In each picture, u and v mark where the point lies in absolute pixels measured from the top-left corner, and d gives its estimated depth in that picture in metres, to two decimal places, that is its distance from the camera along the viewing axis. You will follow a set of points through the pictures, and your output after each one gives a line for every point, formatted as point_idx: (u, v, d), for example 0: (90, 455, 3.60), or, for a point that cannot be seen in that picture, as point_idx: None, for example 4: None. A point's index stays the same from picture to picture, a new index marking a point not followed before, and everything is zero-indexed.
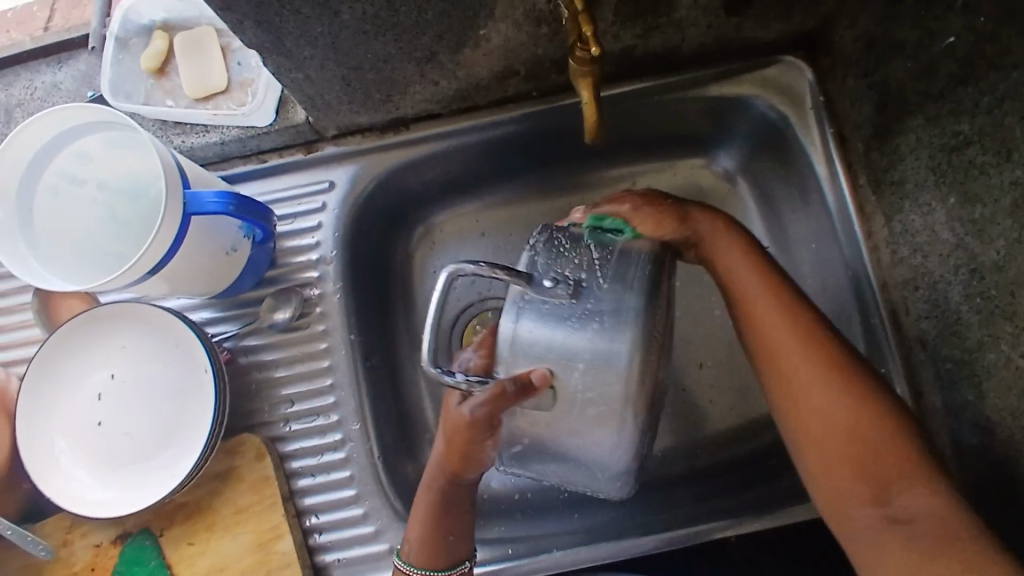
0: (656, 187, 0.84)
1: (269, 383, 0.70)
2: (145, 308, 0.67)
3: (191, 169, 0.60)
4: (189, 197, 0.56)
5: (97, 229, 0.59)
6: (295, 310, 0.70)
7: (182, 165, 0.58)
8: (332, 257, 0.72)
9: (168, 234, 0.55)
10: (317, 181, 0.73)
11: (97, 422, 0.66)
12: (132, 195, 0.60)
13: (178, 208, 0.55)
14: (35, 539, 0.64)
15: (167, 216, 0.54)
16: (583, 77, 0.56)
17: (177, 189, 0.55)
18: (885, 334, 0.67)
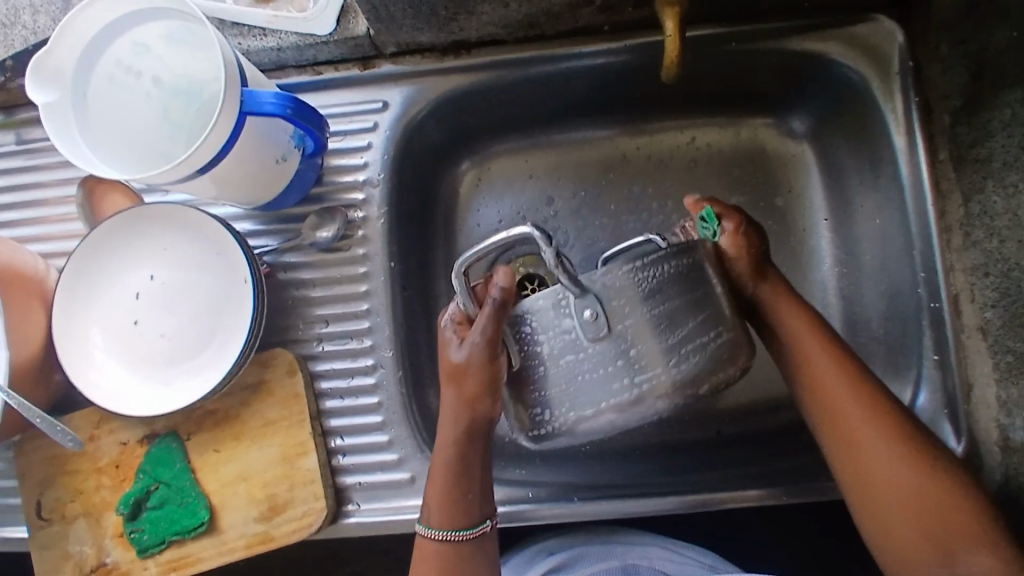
0: (717, 144, 0.81)
1: (304, 302, 0.69)
2: (190, 212, 0.66)
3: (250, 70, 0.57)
4: (246, 95, 0.54)
5: (153, 127, 0.59)
6: (336, 231, 0.69)
7: (243, 65, 0.55)
8: (379, 181, 0.70)
9: (221, 131, 0.53)
10: (371, 100, 0.70)
11: (133, 320, 0.66)
12: (190, 95, 0.59)
13: (234, 104, 0.53)
14: (63, 429, 0.63)
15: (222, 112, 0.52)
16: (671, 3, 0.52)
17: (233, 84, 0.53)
18: (944, 320, 0.65)
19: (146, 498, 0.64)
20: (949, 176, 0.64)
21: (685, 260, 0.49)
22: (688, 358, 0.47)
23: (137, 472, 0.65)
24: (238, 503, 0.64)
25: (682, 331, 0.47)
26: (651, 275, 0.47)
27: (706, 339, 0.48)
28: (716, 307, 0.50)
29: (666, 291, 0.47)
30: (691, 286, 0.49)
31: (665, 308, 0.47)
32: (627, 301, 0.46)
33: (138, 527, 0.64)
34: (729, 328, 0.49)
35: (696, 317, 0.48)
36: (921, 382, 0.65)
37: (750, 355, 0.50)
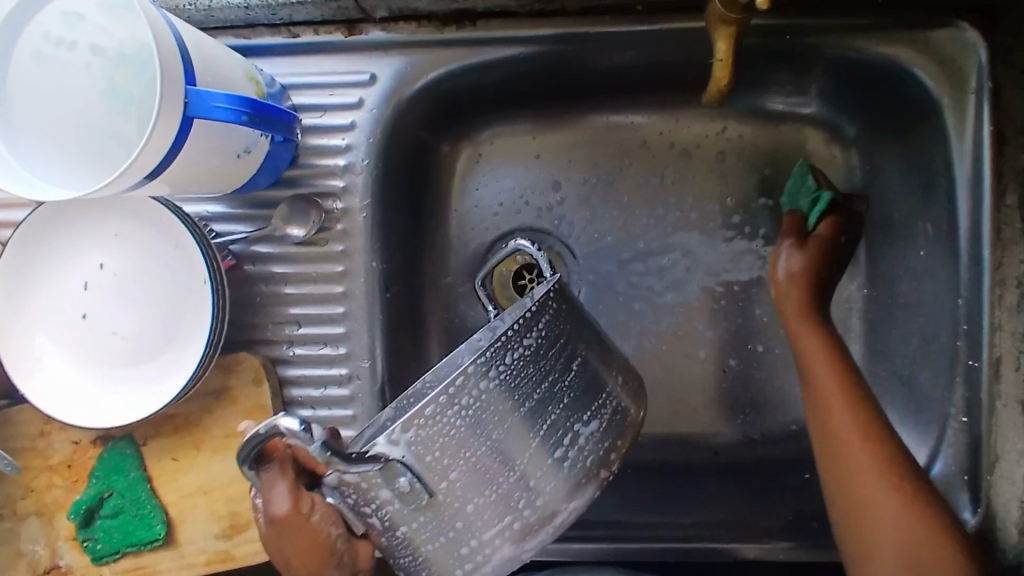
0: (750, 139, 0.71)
1: (275, 299, 0.62)
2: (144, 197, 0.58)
3: (201, 59, 0.47)
4: (190, 102, 0.44)
5: (97, 107, 0.50)
6: (312, 224, 0.61)
7: (188, 59, 0.45)
8: (362, 167, 0.61)
9: (164, 141, 0.44)
10: (356, 71, 0.60)
11: (82, 314, 0.59)
12: (138, 64, 0.50)
13: (173, 118, 0.44)
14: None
15: (159, 119, 0.43)
16: (726, 25, 0.42)
17: (172, 94, 0.43)
18: (980, 379, 0.58)
19: (99, 505, 0.60)
20: (1014, 224, 0.56)
21: (523, 347, 0.42)
22: (568, 456, 0.45)
23: (90, 475, 0.61)
24: (198, 517, 0.60)
25: (553, 419, 0.44)
26: (479, 398, 0.41)
27: (577, 428, 0.45)
28: (574, 385, 0.45)
29: (513, 401, 0.42)
30: (540, 376, 0.43)
31: (517, 419, 0.43)
32: (468, 437, 0.41)
33: (92, 535, 0.60)
34: (595, 401, 0.47)
35: (556, 411, 0.44)
36: (943, 447, 0.61)
37: (623, 413, 0.49)
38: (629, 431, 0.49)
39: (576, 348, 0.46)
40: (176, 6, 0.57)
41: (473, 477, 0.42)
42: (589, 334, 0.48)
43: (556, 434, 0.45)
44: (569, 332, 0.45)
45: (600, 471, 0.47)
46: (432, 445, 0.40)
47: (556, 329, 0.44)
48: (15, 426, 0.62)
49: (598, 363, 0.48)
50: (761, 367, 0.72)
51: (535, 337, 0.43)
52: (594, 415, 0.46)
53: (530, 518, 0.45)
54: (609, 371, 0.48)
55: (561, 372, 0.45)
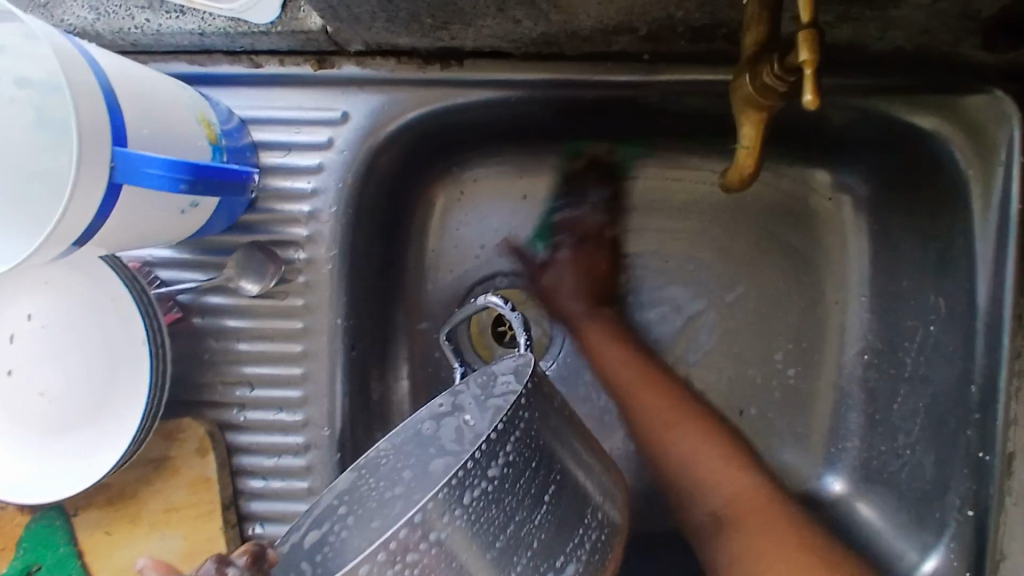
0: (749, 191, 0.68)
1: (226, 357, 0.56)
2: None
3: (132, 110, 0.39)
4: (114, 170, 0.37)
5: (20, 149, 0.42)
6: (269, 278, 0.54)
7: (112, 116, 0.37)
8: (329, 215, 0.55)
9: (83, 217, 0.36)
10: (326, 107, 0.53)
11: (7, 369, 0.52)
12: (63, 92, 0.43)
13: (92, 191, 0.36)
14: None
15: (76, 188, 0.35)
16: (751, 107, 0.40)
17: (89, 163, 0.35)
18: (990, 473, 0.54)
19: None
20: None
21: (485, 483, 0.33)
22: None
23: (18, 545, 0.54)
24: None
25: (530, 560, 0.35)
26: (435, 548, 0.32)
27: (553, 573, 0.36)
28: (550, 518, 0.36)
29: (472, 550, 0.33)
30: (507, 513, 0.34)
31: (477, 573, 0.33)
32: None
33: None
34: (574, 533, 0.37)
35: (527, 554, 0.35)
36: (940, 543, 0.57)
37: (608, 543, 0.40)
38: (613, 560, 0.40)
39: (550, 470, 0.37)
40: (118, 28, 0.50)
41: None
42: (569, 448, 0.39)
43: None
44: (543, 451, 0.37)
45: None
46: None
47: (527, 450, 0.36)
48: None
49: (578, 484, 0.39)
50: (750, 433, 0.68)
51: (504, 458, 0.34)
52: (573, 553, 0.37)
53: None
54: (590, 489, 0.39)
55: (532, 506, 0.36)
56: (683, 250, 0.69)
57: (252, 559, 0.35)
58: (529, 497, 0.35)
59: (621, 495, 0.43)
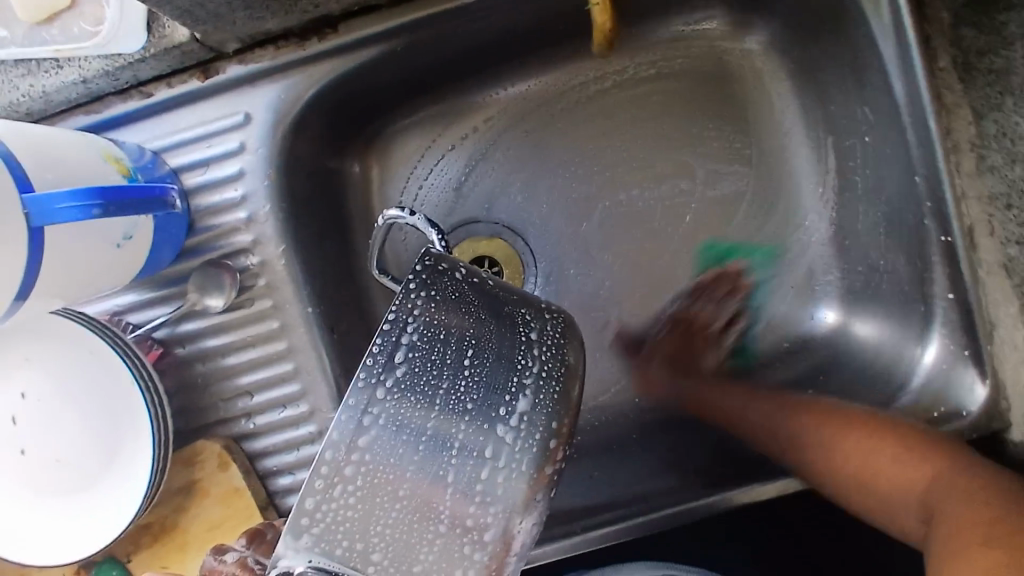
0: (658, 69, 0.70)
1: (218, 375, 0.58)
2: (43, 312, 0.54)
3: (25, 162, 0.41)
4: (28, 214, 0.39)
5: None
6: (229, 288, 0.56)
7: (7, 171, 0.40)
8: (266, 214, 0.56)
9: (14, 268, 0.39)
10: (226, 114, 0.55)
11: (19, 450, 0.54)
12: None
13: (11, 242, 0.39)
14: None
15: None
16: None
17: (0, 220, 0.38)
18: (958, 253, 0.55)
19: None
20: (953, 87, 0.53)
21: (394, 374, 0.35)
22: (502, 464, 0.35)
23: None
24: None
25: (469, 409, 0.35)
26: (374, 445, 0.34)
27: (502, 420, 0.35)
28: (477, 376, 0.36)
29: (406, 434, 0.34)
30: (428, 393, 0.35)
31: (420, 452, 0.34)
32: (375, 502, 0.34)
33: None
34: (508, 382, 0.36)
35: (465, 415, 0.35)
36: (933, 330, 0.58)
37: (553, 379, 0.37)
38: (574, 392, 0.37)
39: (465, 335, 0.36)
40: (8, 102, 0.51)
41: (398, 549, 0.34)
42: (483, 308, 0.38)
43: (477, 423, 0.35)
44: (450, 321, 0.36)
45: (554, 456, 0.36)
46: (336, 535, 0.33)
47: (430, 328, 0.36)
48: None
49: (498, 336, 0.37)
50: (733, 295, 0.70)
51: (406, 338, 0.35)
52: (513, 398, 0.36)
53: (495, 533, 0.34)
54: (515, 343, 0.37)
55: (454, 373, 0.36)
56: (616, 147, 0.71)
57: (248, 537, 0.48)
58: (445, 362, 0.36)
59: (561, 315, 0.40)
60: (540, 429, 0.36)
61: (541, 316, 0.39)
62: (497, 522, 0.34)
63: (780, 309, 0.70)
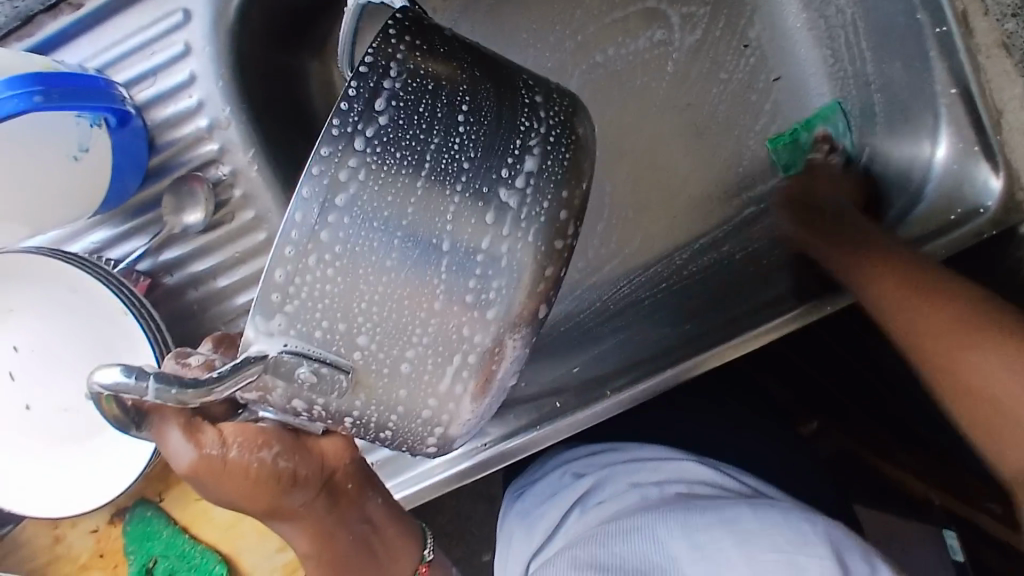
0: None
1: (213, 299, 0.55)
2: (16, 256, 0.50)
3: None
4: None
5: None
6: (204, 199, 0.52)
7: None
8: (228, 118, 0.53)
9: None
10: (165, 14, 0.51)
11: (25, 404, 0.52)
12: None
13: None
14: None
15: None
16: None
17: None
18: (955, 43, 0.53)
19: None
20: None
21: (380, 127, 0.37)
22: (507, 228, 0.39)
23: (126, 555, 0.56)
24: (249, 540, 0.56)
25: (463, 169, 0.38)
26: (356, 213, 0.36)
27: (503, 184, 0.39)
28: (472, 135, 0.39)
29: (392, 197, 0.37)
30: (416, 151, 0.38)
31: (401, 237, 0.37)
32: (356, 280, 0.37)
33: None
34: (508, 147, 0.40)
35: (460, 179, 0.38)
36: (941, 128, 0.56)
37: (559, 144, 0.42)
38: (579, 160, 0.43)
39: (455, 93, 0.39)
40: None
41: (387, 330, 0.38)
42: (475, 70, 0.41)
43: (467, 184, 0.38)
44: (438, 75, 0.39)
45: (561, 226, 0.41)
46: (313, 315, 0.37)
47: (417, 82, 0.38)
48: (27, 546, 0.56)
49: (496, 100, 0.41)
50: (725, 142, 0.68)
51: (388, 87, 0.37)
52: (516, 160, 0.40)
53: (482, 348, 0.40)
54: (516, 115, 0.41)
55: (446, 132, 0.38)
56: (584, 5, 0.66)
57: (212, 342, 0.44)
58: (437, 122, 0.38)
59: (566, 93, 0.45)
60: (531, 194, 0.40)
61: (548, 93, 0.44)
62: (492, 320, 0.40)
63: (779, 151, 0.67)
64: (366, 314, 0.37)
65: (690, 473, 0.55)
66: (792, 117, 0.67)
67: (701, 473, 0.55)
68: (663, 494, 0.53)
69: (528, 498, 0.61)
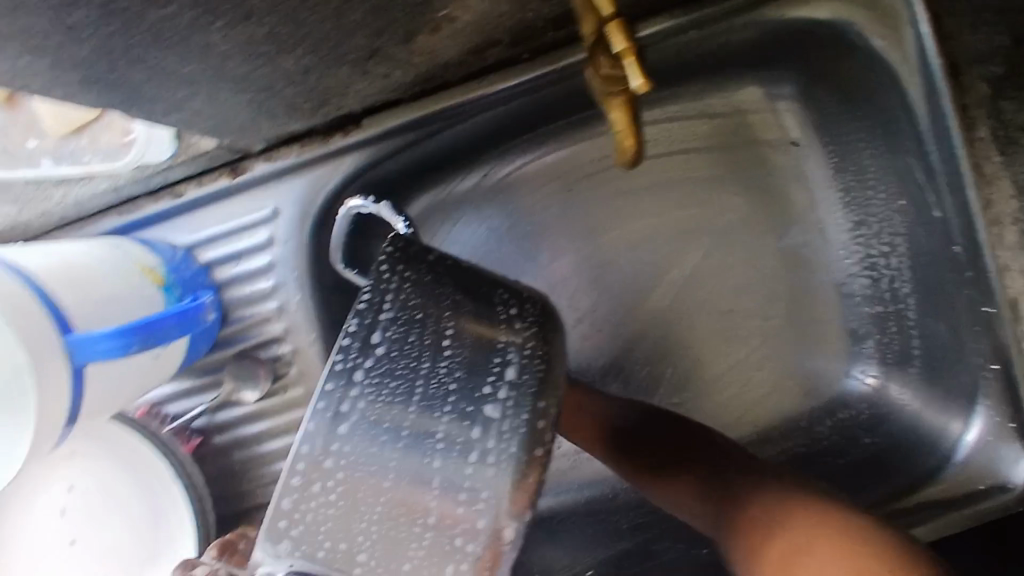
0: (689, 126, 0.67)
1: (255, 461, 0.59)
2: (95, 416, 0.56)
3: (74, 297, 0.42)
4: (73, 346, 0.40)
5: None
6: (263, 382, 0.57)
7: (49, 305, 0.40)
8: (296, 304, 0.57)
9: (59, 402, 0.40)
10: (254, 208, 0.55)
11: (68, 541, 0.56)
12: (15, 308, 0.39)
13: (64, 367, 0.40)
14: None
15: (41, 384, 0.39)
16: (614, 94, 0.41)
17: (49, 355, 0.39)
18: (1001, 327, 0.53)
19: None
20: (994, 158, 0.50)
21: (373, 359, 0.41)
22: (493, 442, 0.39)
23: None
24: None
25: (447, 394, 0.40)
26: (354, 441, 0.39)
27: (485, 402, 0.39)
28: (455, 361, 0.41)
29: (385, 423, 0.39)
30: (404, 378, 0.40)
31: (396, 454, 0.39)
32: (354, 503, 0.38)
33: None
34: (489, 367, 0.41)
35: (447, 401, 0.40)
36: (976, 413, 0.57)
37: (538, 355, 0.41)
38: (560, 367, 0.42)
39: (440, 319, 0.42)
40: (44, 211, 0.55)
41: (384, 545, 0.38)
42: (457, 294, 0.43)
43: (446, 405, 0.40)
44: (423, 304, 0.43)
45: (544, 434, 0.39)
46: (316, 540, 0.38)
47: (405, 313, 0.42)
48: None
49: (475, 317, 0.42)
50: (778, 338, 0.69)
51: (382, 320, 0.41)
52: (497, 374, 0.40)
53: (478, 556, 0.37)
54: (495, 336, 0.42)
55: (432, 360, 0.41)
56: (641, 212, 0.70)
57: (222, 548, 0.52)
58: (424, 349, 0.41)
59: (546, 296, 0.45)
60: (508, 401, 0.39)
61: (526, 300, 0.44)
62: (487, 515, 0.37)
63: (815, 365, 0.69)
64: (355, 530, 0.38)
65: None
66: (830, 345, 0.68)
67: None
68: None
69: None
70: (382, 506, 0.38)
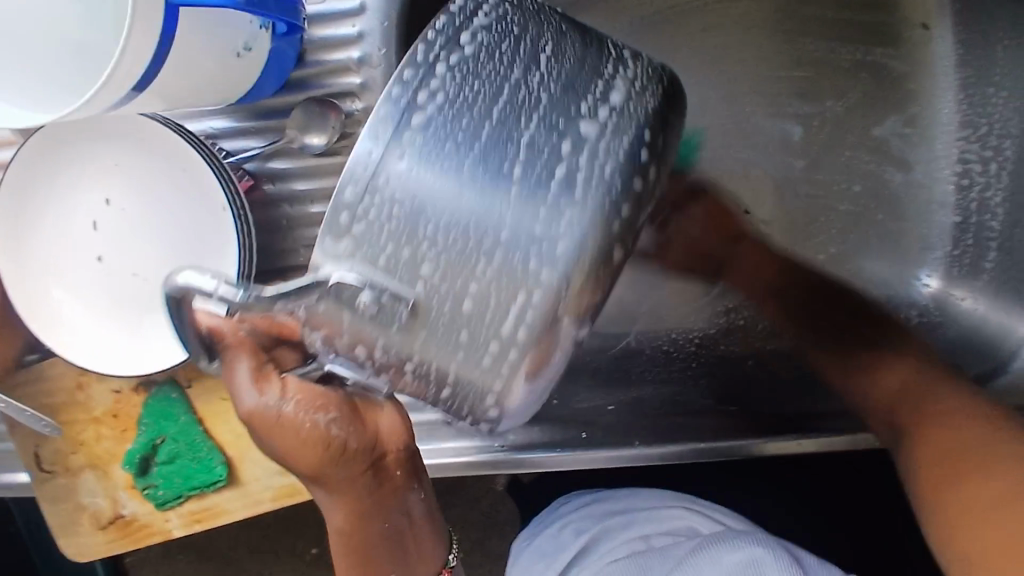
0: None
1: (303, 221, 0.57)
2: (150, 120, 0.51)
3: None
4: None
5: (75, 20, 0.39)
6: (332, 127, 0.53)
7: None
8: (379, 58, 0.53)
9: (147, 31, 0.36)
10: None
11: (97, 256, 0.53)
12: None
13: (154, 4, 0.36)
14: (37, 416, 0.57)
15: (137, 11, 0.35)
16: None
17: None
18: None
19: (154, 454, 0.57)
20: None
21: (454, 58, 0.34)
22: (580, 181, 0.35)
23: (138, 426, 0.58)
24: (257, 455, 0.57)
25: (532, 117, 0.35)
26: (419, 154, 0.34)
27: (578, 127, 0.35)
28: (548, 76, 0.36)
29: (455, 140, 0.34)
30: (492, 83, 0.35)
31: (467, 168, 0.34)
32: (417, 217, 0.34)
33: (151, 483, 0.58)
34: (587, 91, 0.36)
35: (529, 122, 0.34)
36: None
37: (645, 93, 0.37)
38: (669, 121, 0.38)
39: (540, 37, 0.36)
40: None
41: (449, 262, 0.34)
42: (572, 18, 0.38)
43: (532, 127, 0.35)
44: (526, 18, 0.37)
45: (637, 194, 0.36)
46: (377, 237, 0.34)
47: (500, 26, 0.36)
48: (51, 382, 0.58)
49: (582, 45, 0.37)
50: (850, 232, 0.67)
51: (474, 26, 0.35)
52: (594, 105, 0.36)
53: (545, 305, 0.34)
54: (604, 62, 0.37)
55: (524, 70, 0.35)
56: (739, 68, 0.66)
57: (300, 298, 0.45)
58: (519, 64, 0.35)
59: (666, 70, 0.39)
60: (591, 129, 0.35)
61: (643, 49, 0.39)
62: (558, 269, 0.34)
63: (879, 271, 0.66)
64: (421, 248, 0.34)
65: (671, 519, 0.63)
66: (901, 249, 0.66)
67: (689, 519, 0.63)
68: (647, 549, 0.61)
69: (524, 554, 0.65)
70: (448, 228, 0.34)
